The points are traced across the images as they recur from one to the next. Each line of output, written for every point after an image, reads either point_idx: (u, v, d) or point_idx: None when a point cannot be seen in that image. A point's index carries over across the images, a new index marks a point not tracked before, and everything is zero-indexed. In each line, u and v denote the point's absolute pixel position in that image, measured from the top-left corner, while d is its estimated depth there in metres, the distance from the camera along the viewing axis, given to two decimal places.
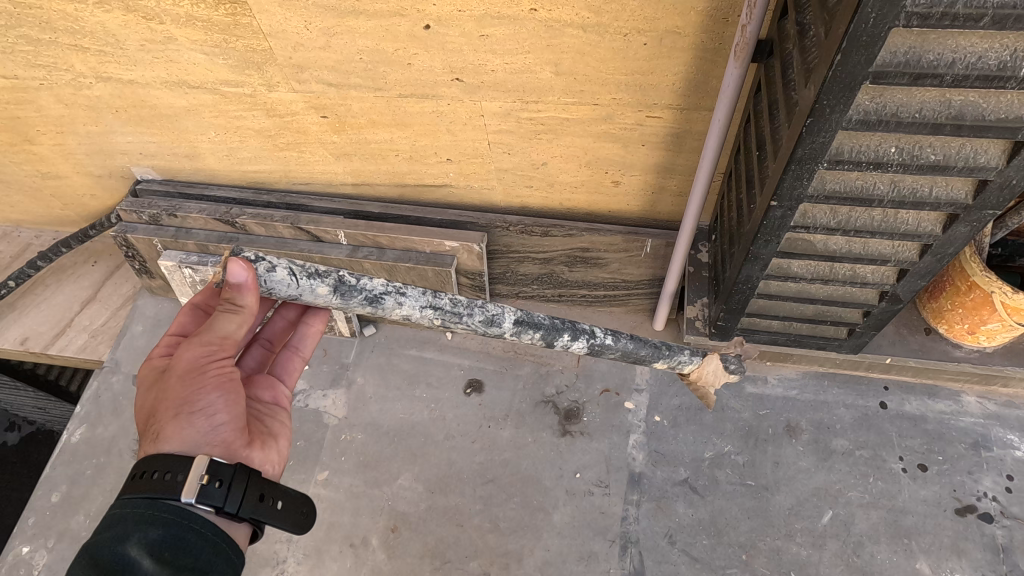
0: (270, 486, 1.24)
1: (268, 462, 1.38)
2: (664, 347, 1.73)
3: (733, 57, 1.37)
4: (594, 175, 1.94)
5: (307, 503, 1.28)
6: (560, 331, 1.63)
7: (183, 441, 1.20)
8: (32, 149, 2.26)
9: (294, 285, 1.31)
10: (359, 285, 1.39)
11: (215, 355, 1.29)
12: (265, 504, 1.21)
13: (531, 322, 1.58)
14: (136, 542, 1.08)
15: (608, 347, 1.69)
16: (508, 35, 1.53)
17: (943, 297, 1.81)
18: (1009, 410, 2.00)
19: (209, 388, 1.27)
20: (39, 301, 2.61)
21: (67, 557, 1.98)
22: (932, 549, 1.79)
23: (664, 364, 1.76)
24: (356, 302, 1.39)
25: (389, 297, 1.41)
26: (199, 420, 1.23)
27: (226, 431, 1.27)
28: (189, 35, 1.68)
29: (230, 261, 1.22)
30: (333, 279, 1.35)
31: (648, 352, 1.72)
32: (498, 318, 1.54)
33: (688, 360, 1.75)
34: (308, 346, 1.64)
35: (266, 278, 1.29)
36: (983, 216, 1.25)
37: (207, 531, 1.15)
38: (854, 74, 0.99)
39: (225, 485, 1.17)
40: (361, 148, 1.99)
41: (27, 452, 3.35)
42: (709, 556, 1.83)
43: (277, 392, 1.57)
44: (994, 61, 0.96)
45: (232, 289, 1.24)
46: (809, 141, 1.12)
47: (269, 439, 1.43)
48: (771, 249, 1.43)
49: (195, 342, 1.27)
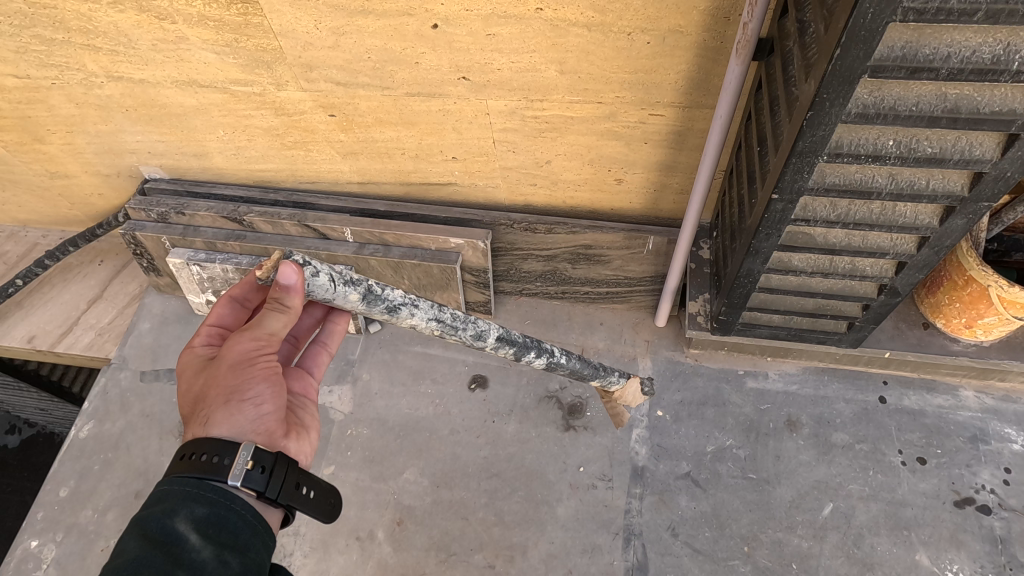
0: (305, 476, 1.29)
1: (302, 452, 1.42)
2: (602, 370, 1.87)
3: (736, 54, 1.40)
4: (596, 173, 1.98)
5: (335, 495, 1.34)
6: (528, 349, 1.72)
7: (232, 427, 1.25)
8: (42, 148, 2.29)
9: (331, 291, 1.29)
10: (384, 295, 1.39)
11: (263, 349, 1.33)
12: (300, 493, 1.26)
13: (510, 339, 1.66)
14: (184, 517, 1.11)
15: (558, 365, 1.81)
16: (514, 34, 1.57)
17: (940, 292, 1.84)
18: (1007, 404, 2.03)
19: (257, 379, 1.31)
20: (46, 299, 2.64)
21: (75, 551, 2.00)
22: (931, 541, 1.81)
23: (599, 383, 1.92)
24: (377, 310, 1.39)
25: (406, 308, 1.43)
26: (247, 408, 1.29)
27: (270, 420, 1.32)
28: (201, 34, 1.71)
29: (282, 264, 1.19)
30: (364, 287, 1.34)
31: (588, 372, 1.86)
32: (485, 334, 1.61)
33: (615, 382, 1.92)
34: (335, 342, 1.63)
35: (308, 282, 1.25)
36: (978, 209, 1.28)
37: (246, 513, 1.17)
38: (852, 68, 1.02)
39: (267, 471, 1.21)
40: (367, 147, 2.02)
41: (28, 454, 3.36)
42: (711, 547, 1.85)
43: (306, 384, 1.59)
44: (988, 55, 0.99)
45: (281, 292, 1.23)
46: (809, 135, 1.16)
47: (303, 429, 1.46)
48: (771, 243, 1.46)
49: (245, 336, 1.31)
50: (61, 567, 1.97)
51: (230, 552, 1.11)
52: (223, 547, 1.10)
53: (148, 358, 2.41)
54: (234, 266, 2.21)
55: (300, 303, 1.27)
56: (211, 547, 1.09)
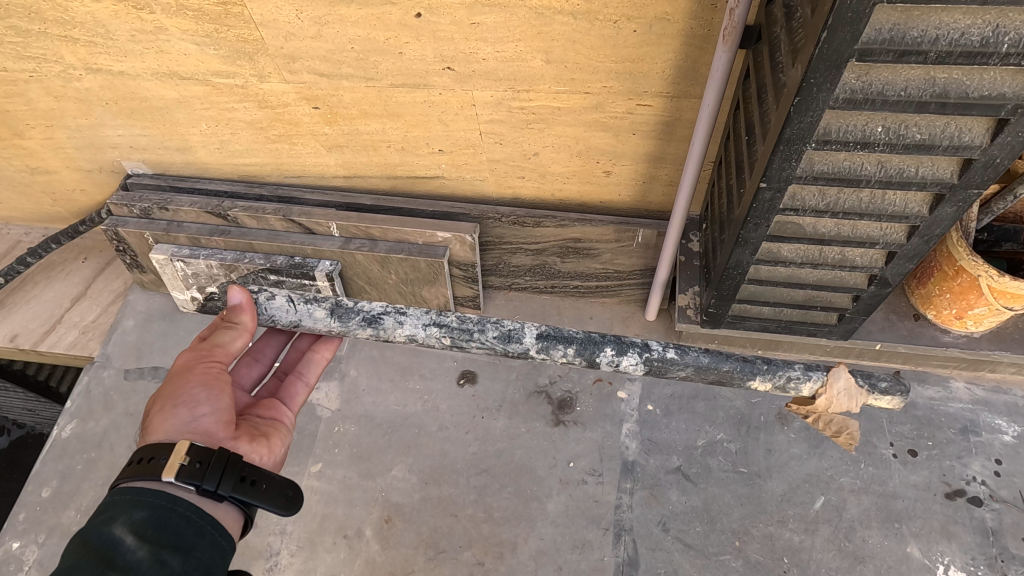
0: (253, 470, 1.24)
1: (255, 454, 1.37)
2: (757, 362, 1.43)
3: (722, 41, 1.38)
4: (585, 165, 1.95)
5: (293, 486, 1.26)
6: (601, 344, 1.45)
7: (166, 431, 1.26)
8: (21, 143, 2.24)
9: (293, 311, 1.52)
10: (356, 308, 1.52)
11: (204, 357, 1.41)
12: (246, 486, 1.21)
13: (559, 336, 1.46)
14: (122, 523, 1.10)
15: (672, 363, 1.44)
16: (498, 23, 1.54)
17: (931, 283, 1.83)
18: (997, 395, 2.04)
19: (192, 385, 1.34)
20: (28, 298, 2.59)
21: (57, 553, 1.96)
22: (923, 533, 1.80)
23: (769, 385, 1.44)
24: (355, 323, 1.51)
25: (388, 316, 1.50)
26: (181, 411, 1.29)
27: (208, 421, 1.31)
28: (180, 25, 1.68)
29: (230, 286, 1.47)
30: (330, 304, 1.53)
31: (738, 369, 1.44)
32: (515, 334, 1.47)
33: (803, 378, 1.41)
34: (312, 371, 1.67)
35: (266, 306, 1.53)
36: (968, 196, 1.26)
37: (190, 514, 1.15)
38: (839, 51, 1.00)
39: (205, 464, 1.19)
40: (353, 139, 1.99)
41: (16, 456, 3.21)
42: (703, 542, 1.83)
43: (278, 407, 1.57)
44: (978, 37, 0.97)
45: (231, 310, 1.47)
46: (796, 122, 1.14)
47: (260, 435, 1.43)
48: (761, 233, 1.45)
49: (191, 351, 1.43)
50: (43, 568, 1.93)
51: (170, 552, 1.09)
52: (162, 547, 1.08)
53: (132, 356, 2.38)
54: (218, 262, 2.21)
55: (251, 319, 1.49)
56: (148, 547, 1.07)
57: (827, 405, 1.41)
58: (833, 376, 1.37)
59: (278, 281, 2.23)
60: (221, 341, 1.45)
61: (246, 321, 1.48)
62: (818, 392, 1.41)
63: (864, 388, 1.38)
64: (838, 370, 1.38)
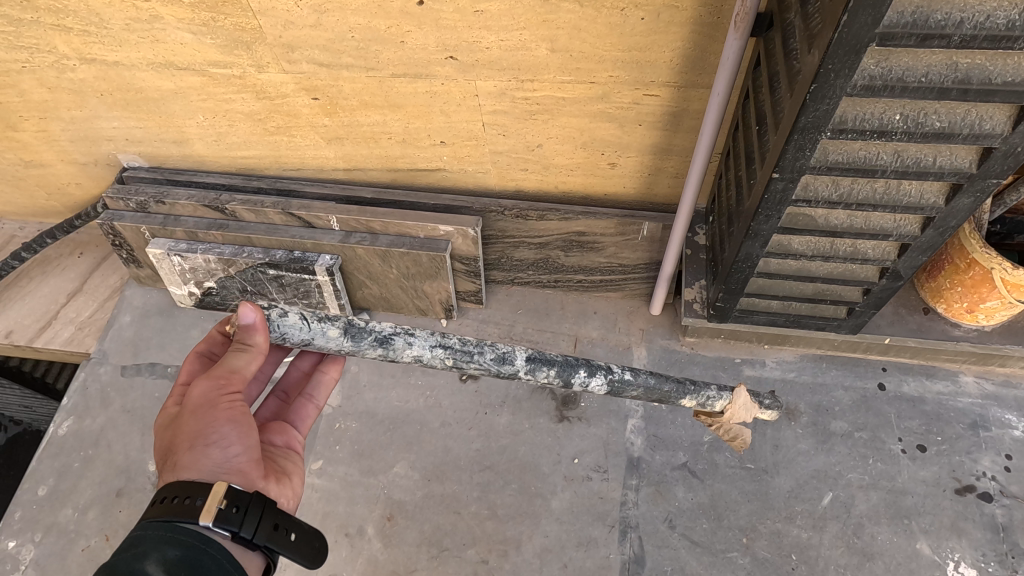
0: (284, 517, 1.22)
1: (284, 497, 1.35)
2: (687, 383, 1.64)
3: (734, 28, 1.34)
4: (589, 157, 1.92)
5: (320, 538, 1.25)
6: (576, 367, 1.55)
7: (200, 472, 1.19)
8: (14, 136, 2.20)
9: (305, 329, 1.33)
10: (369, 327, 1.39)
11: (224, 389, 1.28)
12: (279, 535, 1.19)
13: (544, 358, 1.52)
14: (155, 560, 1.04)
15: (629, 383, 1.59)
16: (503, 11, 1.50)
17: (942, 276, 1.81)
18: (1007, 389, 2.01)
19: (220, 421, 1.25)
20: (23, 293, 2.55)
21: (56, 551, 1.92)
22: (932, 529, 1.78)
23: (694, 403, 1.65)
24: (367, 344, 1.37)
25: (399, 337, 1.40)
26: (213, 451, 1.22)
27: (242, 461, 1.26)
28: (176, 13, 1.63)
29: (242, 304, 1.25)
30: (343, 321, 1.36)
31: (675, 389, 1.61)
32: (509, 356, 1.49)
33: (717, 396, 1.65)
34: (322, 394, 1.63)
35: (277, 324, 1.32)
36: (986, 186, 1.23)
37: (221, 558, 1.10)
38: (860, 36, 0.97)
39: (242, 509, 1.15)
40: (352, 132, 1.95)
41: (13, 452, 3.15)
42: (709, 539, 1.81)
43: (290, 437, 1.54)
44: (1003, 20, 0.94)
45: (242, 331, 1.27)
46: (811, 110, 1.11)
47: (283, 475, 1.40)
48: (772, 225, 1.42)
49: (205, 379, 1.29)
50: (40, 568, 1.90)
51: None
52: None
53: (129, 352, 2.34)
54: (216, 256, 2.16)
55: (264, 339, 1.30)
56: None
57: (730, 418, 1.66)
58: (737, 394, 1.64)
59: (276, 275, 2.18)
60: (237, 367, 1.29)
61: (259, 341, 1.29)
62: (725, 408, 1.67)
63: (754, 403, 1.68)
64: (740, 390, 1.65)
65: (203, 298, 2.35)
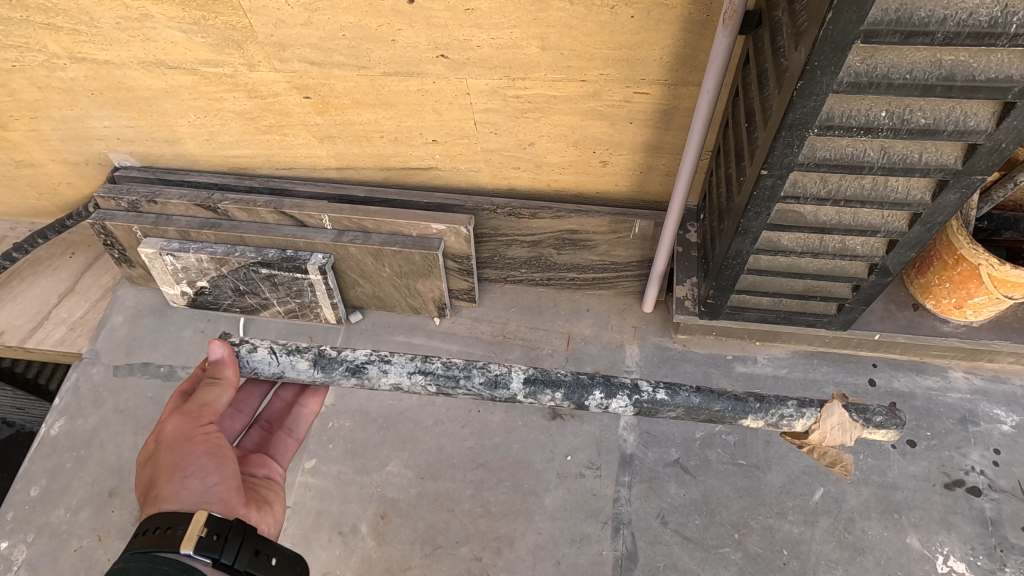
0: (265, 543, 1.21)
1: (263, 524, 1.36)
2: (749, 402, 1.49)
3: (723, 25, 1.35)
4: (581, 155, 1.93)
5: (301, 563, 1.23)
6: (590, 387, 1.52)
7: (181, 502, 1.19)
8: (5, 136, 2.19)
9: (275, 362, 1.50)
10: (340, 357, 1.53)
11: (198, 422, 1.33)
12: (261, 561, 1.17)
13: (549, 382, 1.53)
14: None
15: (662, 404, 1.50)
16: (494, 9, 1.50)
17: (931, 272, 1.82)
18: (995, 384, 2.03)
19: (197, 453, 1.28)
20: (14, 293, 2.54)
21: (48, 552, 1.92)
22: (922, 524, 1.80)
23: (761, 423, 1.50)
24: (339, 373, 1.52)
25: (372, 365, 1.53)
26: (192, 482, 1.23)
27: (221, 490, 1.26)
28: (167, 11, 1.63)
29: (211, 341, 1.41)
30: (312, 354, 1.53)
31: (729, 408, 1.50)
32: (503, 379, 1.52)
33: (796, 415, 1.47)
34: (301, 427, 1.64)
35: (248, 359, 1.49)
36: (972, 182, 1.24)
37: None
38: (845, 32, 0.98)
39: (223, 536, 1.15)
40: (345, 130, 1.95)
41: (5, 455, 3.13)
42: (701, 535, 1.82)
43: (271, 469, 1.55)
44: (986, 17, 0.96)
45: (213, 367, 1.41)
46: (798, 107, 1.11)
47: (263, 504, 1.41)
48: (761, 221, 1.43)
49: (179, 415, 1.33)
50: (32, 569, 1.89)
51: None
52: None
53: (121, 352, 2.34)
54: (209, 255, 2.15)
55: (234, 373, 1.43)
56: None
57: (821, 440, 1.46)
58: (827, 412, 1.44)
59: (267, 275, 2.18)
60: (208, 400, 1.37)
61: (228, 375, 1.42)
62: (812, 427, 1.47)
63: (856, 422, 1.44)
64: (832, 407, 1.44)
65: (196, 298, 2.35)
